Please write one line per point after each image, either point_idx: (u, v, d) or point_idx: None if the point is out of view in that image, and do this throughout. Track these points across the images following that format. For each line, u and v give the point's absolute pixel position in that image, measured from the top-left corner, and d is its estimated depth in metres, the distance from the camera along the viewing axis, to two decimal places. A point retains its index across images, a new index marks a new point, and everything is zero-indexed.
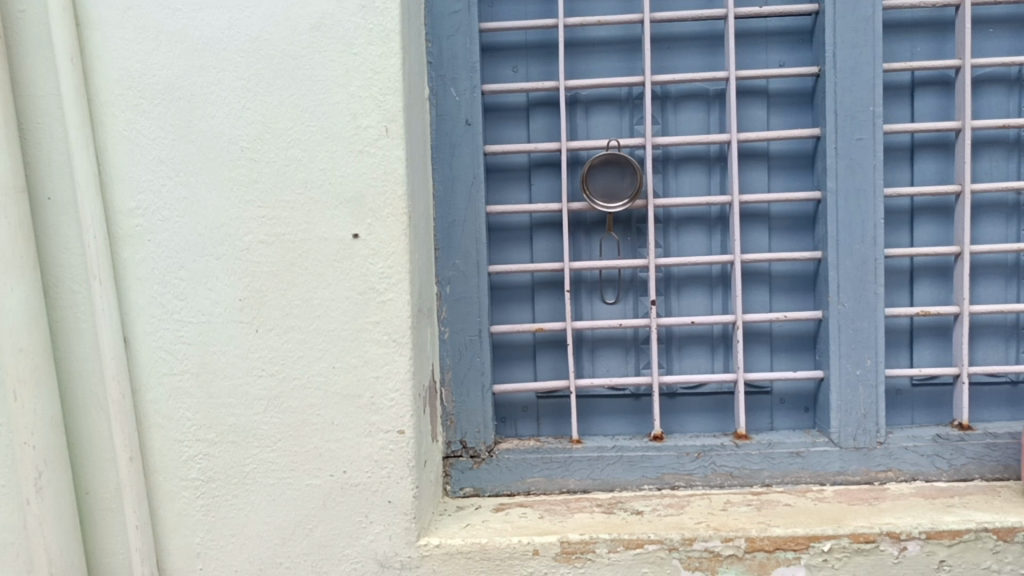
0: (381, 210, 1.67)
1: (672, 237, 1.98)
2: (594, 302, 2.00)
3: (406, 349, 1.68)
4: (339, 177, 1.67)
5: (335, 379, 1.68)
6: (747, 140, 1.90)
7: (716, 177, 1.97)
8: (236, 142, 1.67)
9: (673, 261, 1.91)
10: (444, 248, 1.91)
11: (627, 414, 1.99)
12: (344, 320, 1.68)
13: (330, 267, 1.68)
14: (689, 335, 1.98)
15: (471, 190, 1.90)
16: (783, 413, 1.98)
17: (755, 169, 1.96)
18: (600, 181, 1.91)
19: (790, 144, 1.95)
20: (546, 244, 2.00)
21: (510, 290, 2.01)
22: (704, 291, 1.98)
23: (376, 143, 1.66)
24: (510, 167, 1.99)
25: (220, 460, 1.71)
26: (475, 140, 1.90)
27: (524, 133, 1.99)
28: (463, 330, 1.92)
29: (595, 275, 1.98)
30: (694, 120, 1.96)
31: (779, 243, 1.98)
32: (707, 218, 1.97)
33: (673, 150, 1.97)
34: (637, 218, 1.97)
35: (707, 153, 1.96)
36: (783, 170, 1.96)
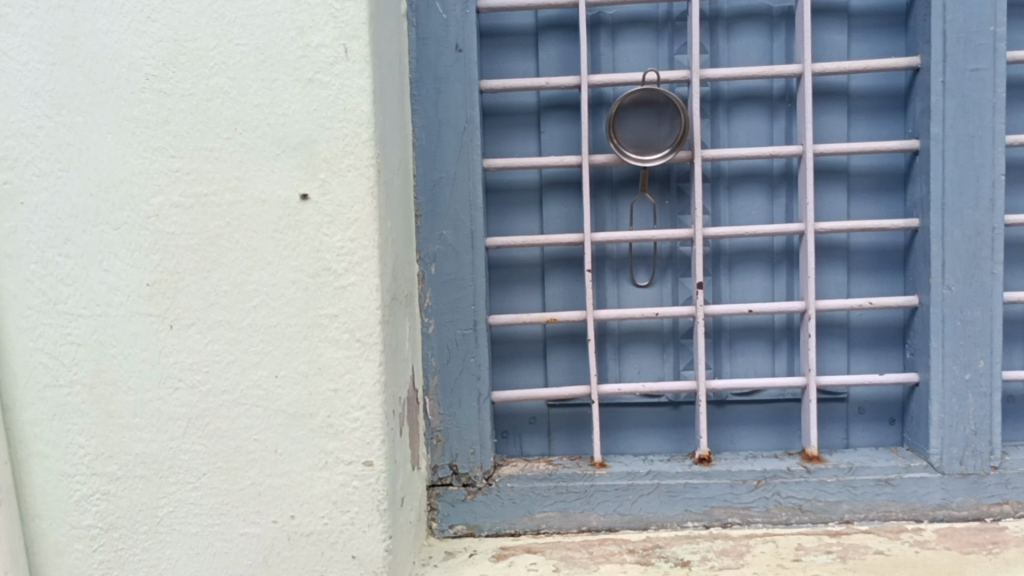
0: (338, 161, 1.21)
1: (723, 201, 1.54)
2: (622, 285, 1.56)
3: (374, 352, 1.23)
4: (281, 115, 1.21)
5: (278, 394, 1.24)
6: (823, 72, 1.46)
7: (779, 123, 1.53)
8: (139, 67, 1.21)
9: (726, 231, 1.48)
10: (428, 215, 1.47)
11: (662, 428, 1.57)
12: (289, 313, 1.23)
13: (269, 240, 1.22)
14: (743, 327, 1.55)
15: (463, 139, 1.46)
16: (862, 426, 1.56)
17: (831, 112, 1.51)
18: (634, 130, 1.47)
19: (876, 79, 1.51)
20: (560, 210, 1.55)
21: (513, 269, 1.57)
22: (763, 269, 1.54)
23: (330, 69, 1.20)
24: (515, 110, 1.55)
25: (124, 502, 1.27)
26: (468, 74, 1.45)
27: (531, 65, 1.54)
28: (453, 322, 1.48)
29: (623, 250, 1.55)
30: (753, 48, 1.51)
31: (859, 209, 1.54)
32: (767, 176, 1.53)
33: (725, 87, 1.52)
34: (677, 175, 1.53)
35: (768, 91, 1.52)
36: (866, 112, 1.52)
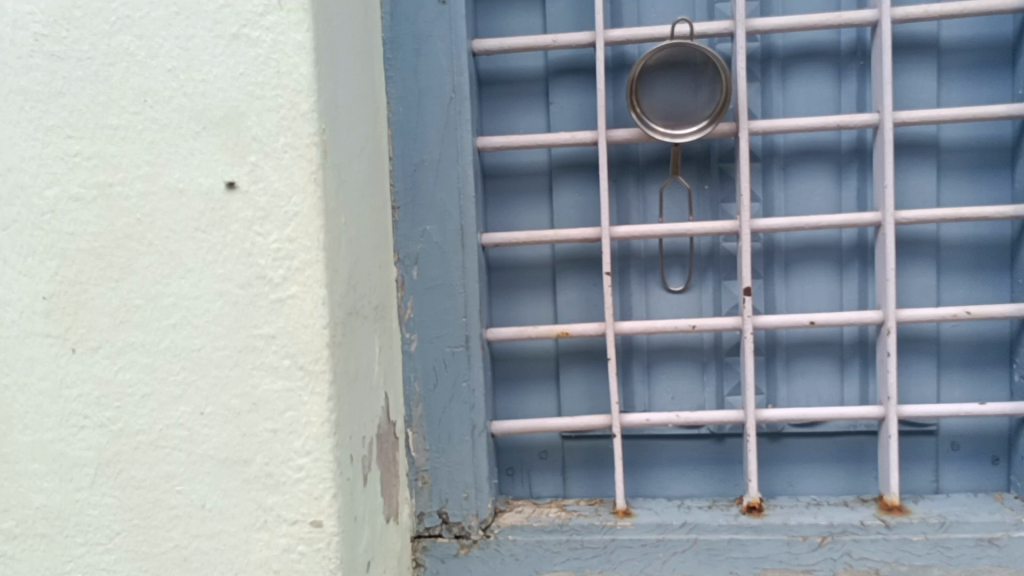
0: (272, 140, 0.95)
1: (777, 185, 1.23)
2: (651, 290, 1.26)
3: (321, 383, 0.96)
4: (200, 82, 0.95)
5: (204, 435, 0.98)
6: (906, 19, 1.15)
7: (849, 86, 1.21)
8: (27, 25, 0.97)
9: (780, 223, 1.18)
10: (407, 206, 1.19)
11: (703, 466, 1.27)
12: (215, 334, 0.97)
13: (189, 241, 0.96)
14: (804, 342, 1.25)
15: (450, 112, 1.18)
16: (955, 467, 1.24)
17: (917, 70, 1.19)
18: (663, 98, 1.18)
19: (976, 27, 1.19)
20: (575, 199, 1.26)
21: (518, 271, 1.28)
22: (828, 270, 1.24)
23: (259, 22, 0.94)
24: (517, 77, 1.27)
25: (25, 567, 1.03)
26: (455, 31, 1.18)
27: (536, 20, 1.25)
28: (440, 338, 1.20)
29: (652, 247, 1.25)
30: None
31: (953, 194, 1.22)
32: (834, 152, 1.22)
33: (779, 42, 1.21)
34: (719, 154, 1.23)
35: (835, 46, 1.20)
36: (962, 69, 1.19)
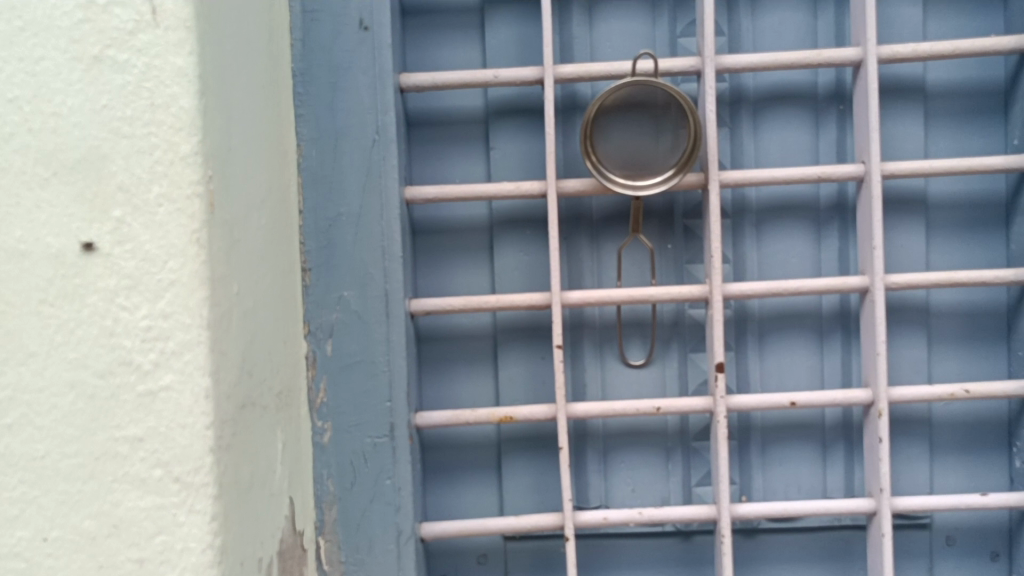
0: (143, 190, 0.75)
1: (749, 245, 1.08)
2: (608, 365, 1.09)
3: (204, 499, 0.75)
4: (51, 116, 0.75)
5: (49, 569, 0.76)
6: (893, 59, 1.02)
7: (828, 133, 1.08)
8: None
9: (756, 289, 1.02)
10: (320, 268, 1.00)
11: (668, 569, 1.10)
12: (64, 438, 0.75)
13: (31, 318, 0.75)
14: (782, 424, 1.09)
15: (372, 157, 0.99)
16: (951, 564, 1.09)
17: (903, 118, 1.07)
18: (620, 143, 1.04)
19: (965, 71, 1.07)
20: (519, 259, 1.09)
21: (453, 343, 1.10)
22: (807, 341, 1.08)
23: (129, 42, 0.74)
24: (452, 117, 1.09)
25: None
26: (379, 62, 0.99)
27: (475, 53, 1.09)
28: (359, 426, 1.00)
29: (608, 315, 1.08)
30: (788, 28, 1.07)
31: (943, 256, 1.08)
32: (812, 208, 1.08)
33: (750, 83, 1.07)
34: (683, 208, 1.07)
35: (812, 87, 1.07)
36: (949, 117, 1.07)
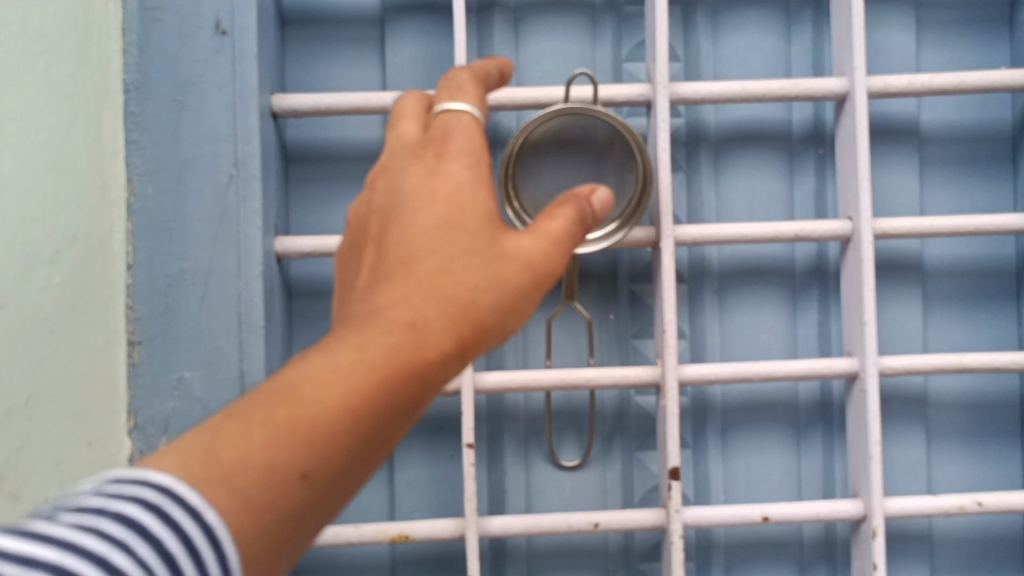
0: None
1: (709, 317, 0.88)
2: (533, 467, 0.87)
3: None
4: None
5: None
6: (885, 92, 0.83)
7: (805, 182, 0.88)
8: None
9: (718, 373, 0.80)
10: (153, 342, 0.76)
11: None
12: None
13: None
14: (750, 542, 0.87)
15: (227, 198, 0.76)
16: None
17: (892, 166, 0.88)
18: (550, 188, 0.81)
19: (965, 113, 0.89)
20: None
21: None
22: (780, 437, 0.87)
23: None
24: (342, 152, 0.87)
25: None
26: (240, 77, 0.77)
27: (372, 74, 0.87)
28: None
29: (534, 404, 0.86)
30: (756, 55, 0.88)
31: (943, 334, 0.88)
32: (785, 273, 0.88)
33: (711, 119, 0.88)
34: (629, 271, 0.87)
35: (785, 126, 0.88)
36: (948, 167, 0.89)
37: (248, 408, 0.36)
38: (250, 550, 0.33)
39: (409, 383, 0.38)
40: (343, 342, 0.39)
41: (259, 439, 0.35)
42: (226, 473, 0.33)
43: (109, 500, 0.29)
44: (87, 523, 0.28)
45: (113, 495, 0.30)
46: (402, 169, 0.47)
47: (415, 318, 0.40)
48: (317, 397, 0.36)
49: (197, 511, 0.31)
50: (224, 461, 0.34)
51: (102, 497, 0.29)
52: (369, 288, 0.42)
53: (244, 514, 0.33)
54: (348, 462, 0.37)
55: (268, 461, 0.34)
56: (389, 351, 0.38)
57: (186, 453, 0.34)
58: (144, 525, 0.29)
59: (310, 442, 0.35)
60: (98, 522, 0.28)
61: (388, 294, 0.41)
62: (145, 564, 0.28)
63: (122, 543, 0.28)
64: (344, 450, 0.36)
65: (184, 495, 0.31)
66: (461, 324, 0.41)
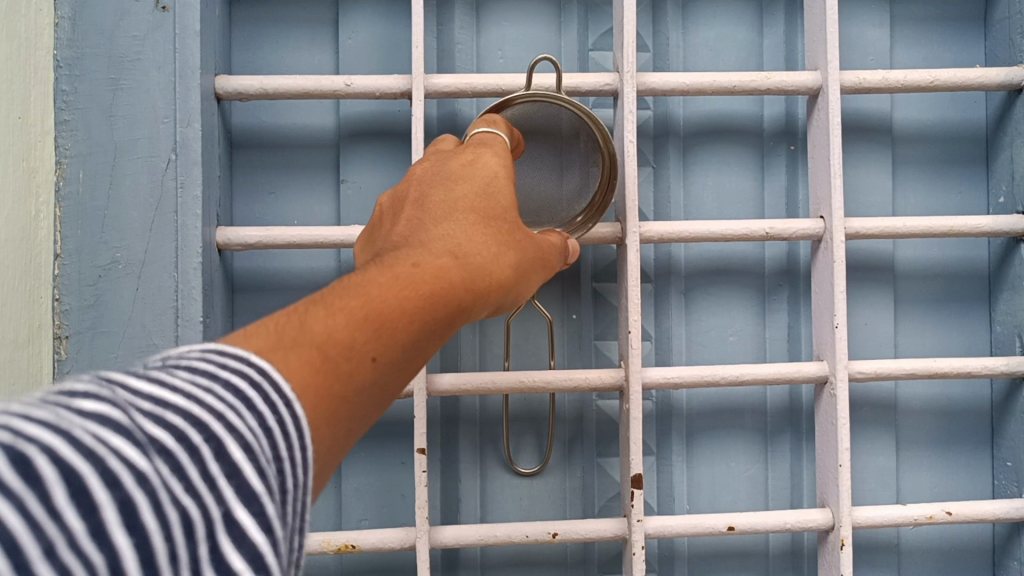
0: None
1: (675, 318, 0.84)
2: (489, 473, 0.82)
3: None
4: None
5: None
6: (860, 87, 0.80)
7: (775, 179, 0.85)
8: None
9: (684, 377, 0.77)
10: (82, 337, 0.71)
11: None
12: None
13: None
14: (714, 553, 0.84)
15: (164, 184, 0.72)
16: None
17: (864, 164, 0.85)
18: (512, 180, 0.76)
19: (939, 111, 0.86)
20: None
21: None
22: (747, 444, 0.84)
23: None
24: (291, 139, 0.82)
25: None
26: (182, 56, 0.72)
27: (325, 57, 0.83)
28: None
29: (492, 407, 0.82)
30: (726, 46, 0.85)
31: (914, 339, 0.86)
32: (754, 274, 0.85)
33: (680, 112, 0.84)
34: (592, 269, 0.83)
35: (756, 121, 0.85)
36: (921, 166, 0.86)
37: (322, 297, 0.34)
38: (317, 434, 0.30)
39: (452, 313, 0.39)
40: (400, 258, 0.39)
41: (343, 316, 0.33)
42: (315, 344, 0.31)
43: (217, 367, 0.26)
44: (194, 384, 0.25)
45: (219, 364, 0.26)
46: (440, 160, 0.50)
47: (459, 254, 0.41)
48: (395, 289, 0.36)
49: (294, 403, 0.27)
50: (310, 332, 0.31)
51: (211, 362, 0.26)
52: (406, 233, 0.44)
53: (325, 389, 0.31)
54: (403, 366, 0.36)
55: (351, 339, 0.33)
56: (441, 275, 0.39)
57: (271, 326, 0.31)
58: (246, 400, 0.25)
59: (382, 331, 0.34)
60: (211, 385, 0.25)
61: (429, 237, 0.42)
62: (241, 436, 0.24)
63: (224, 415, 0.24)
64: (409, 351, 0.36)
65: (286, 383, 0.27)
66: (495, 274, 0.43)
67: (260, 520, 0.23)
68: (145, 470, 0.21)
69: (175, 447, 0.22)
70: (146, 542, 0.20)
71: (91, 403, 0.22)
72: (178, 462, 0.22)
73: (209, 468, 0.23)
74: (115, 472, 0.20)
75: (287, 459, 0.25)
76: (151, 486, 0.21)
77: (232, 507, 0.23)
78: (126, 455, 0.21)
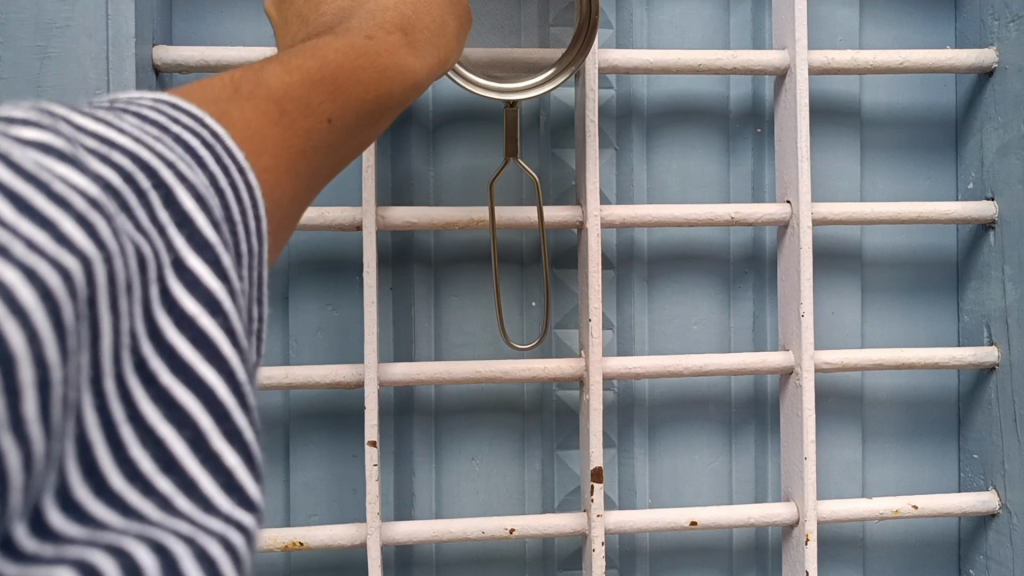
0: None
1: (637, 306, 0.81)
2: (444, 466, 0.79)
3: None
4: None
5: None
6: (830, 67, 0.77)
7: (741, 163, 0.82)
8: None
9: (647, 366, 0.74)
10: None
11: None
12: None
13: None
14: (676, 548, 0.81)
15: None
16: None
17: (832, 147, 0.83)
18: None
19: (908, 94, 0.84)
20: (324, 315, 0.78)
21: None
22: (710, 435, 0.82)
23: None
24: None
25: None
26: (114, 22, 0.67)
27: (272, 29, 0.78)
28: None
29: (447, 398, 0.79)
30: (690, 24, 0.82)
31: (880, 328, 0.84)
32: (719, 261, 0.82)
33: (644, 91, 0.81)
34: (552, 254, 0.80)
35: (721, 102, 0.82)
36: (889, 151, 0.84)
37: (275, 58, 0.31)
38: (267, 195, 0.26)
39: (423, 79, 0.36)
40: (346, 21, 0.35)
41: (297, 75, 0.29)
42: (269, 97, 0.28)
43: (171, 119, 0.22)
44: (146, 130, 0.21)
45: (172, 116, 0.22)
46: None
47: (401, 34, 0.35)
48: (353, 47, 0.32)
49: (247, 161, 0.23)
50: (262, 85, 0.28)
51: (163, 112, 0.22)
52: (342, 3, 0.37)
53: (280, 143, 0.27)
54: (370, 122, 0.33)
55: (305, 99, 0.29)
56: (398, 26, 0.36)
57: (217, 81, 0.28)
58: (195, 155, 0.21)
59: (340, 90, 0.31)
60: (159, 133, 0.21)
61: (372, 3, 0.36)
62: (194, 191, 0.20)
63: (173, 161, 0.20)
64: (373, 108, 0.33)
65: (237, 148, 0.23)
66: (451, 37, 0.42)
67: (220, 272, 0.20)
68: (94, 198, 0.17)
69: (121, 184, 0.19)
70: (91, 272, 0.17)
71: (35, 131, 0.17)
72: (124, 202, 0.18)
73: (155, 214, 0.19)
74: (60, 195, 0.17)
75: (240, 225, 0.22)
76: (101, 214, 0.17)
77: (185, 256, 0.19)
78: (69, 180, 0.17)
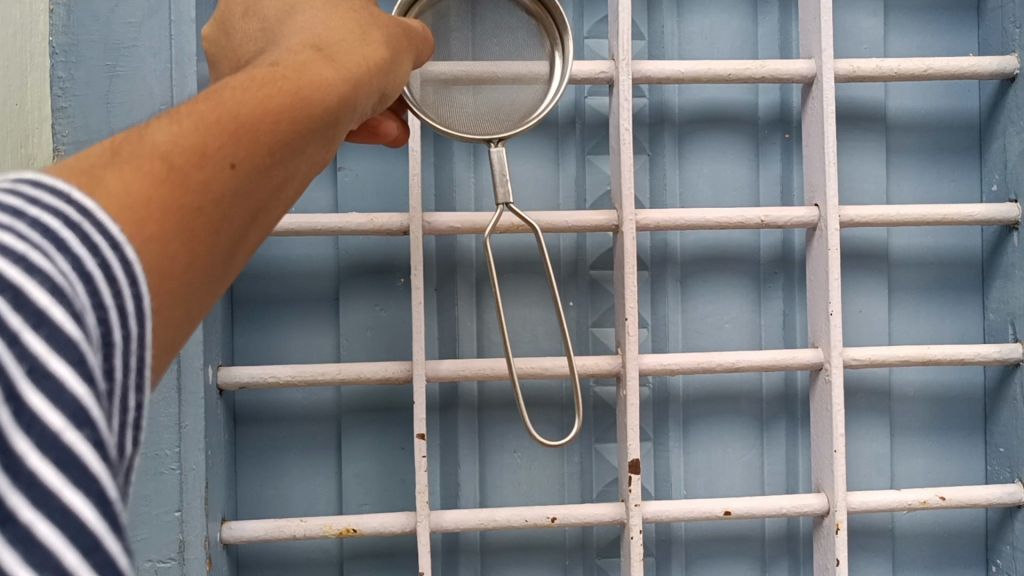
0: None
1: (672, 305, 0.85)
2: (487, 458, 0.83)
3: None
4: None
5: None
6: (856, 75, 0.80)
7: (771, 167, 0.86)
8: None
9: (682, 362, 0.77)
10: None
11: None
12: None
13: None
14: (711, 538, 0.84)
15: None
16: None
17: (859, 151, 0.86)
18: None
19: (932, 100, 0.87)
20: (373, 315, 0.82)
21: (282, 427, 0.82)
22: (742, 429, 0.85)
23: None
24: None
25: None
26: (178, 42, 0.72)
27: None
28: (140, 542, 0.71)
29: (490, 393, 0.83)
30: (720, 35, 0.85)
31: (908, 325, 0.87)
32: (749, 262, 0.86)
33: (676, 99, 0.85)
34: (590, 256, 0.84)
35: (750, 109, 0.86)
36: (914, 155, 0.87)
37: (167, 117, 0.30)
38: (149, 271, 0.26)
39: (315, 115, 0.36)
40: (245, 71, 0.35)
41: (187, 128, 0.29)
42: (157, 154, 0.27)
43: (26, 202, 0.21)
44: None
45: (27, 198, 0.21)
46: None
47: (304, 91, 0.36)
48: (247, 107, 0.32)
49: (122, 246, 0.22)
50: (150, 143, 0.28)
51: (18, 196, 0.21)
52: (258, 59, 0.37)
53: (171, 204, 0.27)
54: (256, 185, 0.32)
55: (197, 150, 0.29)
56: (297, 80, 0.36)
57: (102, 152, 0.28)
58: (56, 241, 0.20)
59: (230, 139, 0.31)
60: (11, 220, 0.20)
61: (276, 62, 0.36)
62: (47, 279, 0.19)
63: (24, 257, 0.19)
64: (264, 164, 0.33)
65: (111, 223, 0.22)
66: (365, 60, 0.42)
67: (83, 375, 0.19)
68: None
69: None
70: None
71: None
72: None
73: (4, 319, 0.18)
74: None
75: (112, 307, 0.21)
76: None
77: (43, 360, 0.19)
78: None
